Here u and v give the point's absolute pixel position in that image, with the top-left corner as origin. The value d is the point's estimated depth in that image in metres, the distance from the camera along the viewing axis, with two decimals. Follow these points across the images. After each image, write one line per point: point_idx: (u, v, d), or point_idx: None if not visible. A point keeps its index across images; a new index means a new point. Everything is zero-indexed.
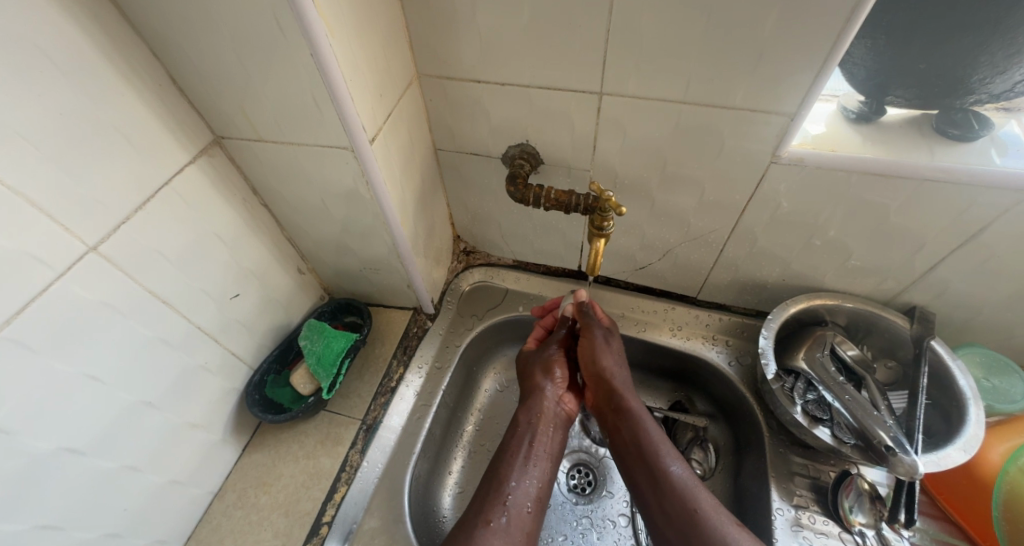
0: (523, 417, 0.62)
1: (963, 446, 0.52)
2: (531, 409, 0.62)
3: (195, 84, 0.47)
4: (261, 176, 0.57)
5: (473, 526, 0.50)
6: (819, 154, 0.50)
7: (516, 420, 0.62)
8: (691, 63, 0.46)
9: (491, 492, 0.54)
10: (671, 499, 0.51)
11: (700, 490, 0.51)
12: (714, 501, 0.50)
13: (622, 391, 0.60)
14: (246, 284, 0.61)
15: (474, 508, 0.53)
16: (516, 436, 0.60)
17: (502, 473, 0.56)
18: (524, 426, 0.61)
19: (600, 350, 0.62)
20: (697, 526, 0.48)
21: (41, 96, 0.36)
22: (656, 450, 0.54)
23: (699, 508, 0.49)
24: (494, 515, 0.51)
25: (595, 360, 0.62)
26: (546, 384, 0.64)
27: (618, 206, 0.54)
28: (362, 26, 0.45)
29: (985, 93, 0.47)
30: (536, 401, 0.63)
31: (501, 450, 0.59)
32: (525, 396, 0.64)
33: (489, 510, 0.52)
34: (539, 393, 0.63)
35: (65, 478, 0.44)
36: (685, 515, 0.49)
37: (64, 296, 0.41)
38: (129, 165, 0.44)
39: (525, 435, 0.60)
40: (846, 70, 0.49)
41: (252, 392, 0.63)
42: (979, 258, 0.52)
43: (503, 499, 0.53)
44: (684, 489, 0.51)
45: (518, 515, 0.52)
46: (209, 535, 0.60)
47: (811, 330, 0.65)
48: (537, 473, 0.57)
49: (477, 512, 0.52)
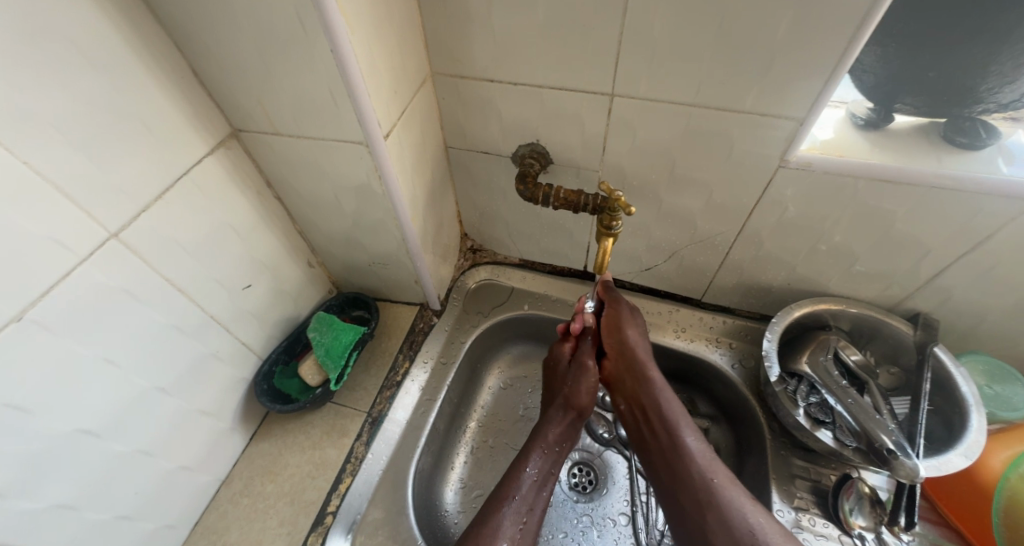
0: (552, 438, 0.60)
1: (964, 451, 0.52)
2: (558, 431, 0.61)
3: (216, 78, 0.48)
4: (275, 169, 0.58)
5: (490, 539, 0.49)
6: (827, 159, 0.50)
7: (544, 439, 0.60)
8: (702, 67, 0.47)
9: (507, 507, 0.53)
10: (683, 466, 0.53)
11: (712, 460, 0.53)
12: (727, 470, 0.52)
13: (644, 359, 0.61)
14: (258, 276, 0.62)
15: (488, 518, 0.52)
16: (540, 458, 0.58)
17: (518, 484, 0.55)
18: (550, 451, 0.59)
19: (626, 321, 0.63)
20: (706, 490, 0.50)
21: (68, 84, 0.37)
22: (672, 418, 0.56)
23: (711, 474, 0.51)
24: (509, 536, 0.51)
25: (620, 327, 0.63)
26: (579, 410, 0.62)
27: (627, 206, 0.54)
28: (380, 24, 0.46)
29: (993, 102, 0.47)
30: (566, 423, 0.62)
31: (520, 465, 0.57)
32: (558, 413, 0.62)
33: (506, 530, 0.51)
34: (569, 415, 0.62)
35: (80, 459, 0.45)
36: (698, 481, 0.51)
37: (85, 280, 0.42)
38: (151, 155, 0.45)
39: (550, 460, 0.59)
40: (855, 78, 0.49)
41: (261, 383, 0.64)
42: (984, 265, 0.53)
43: (517, 520, 0.52)
44: (694, 457, 0.53)
45: (530, 537, 0.52)
46: (216, 523, 0.61)
47: (815, 334, 0.65)
48: (546, 493, 0.56)
49: (495, 528, 0.51)
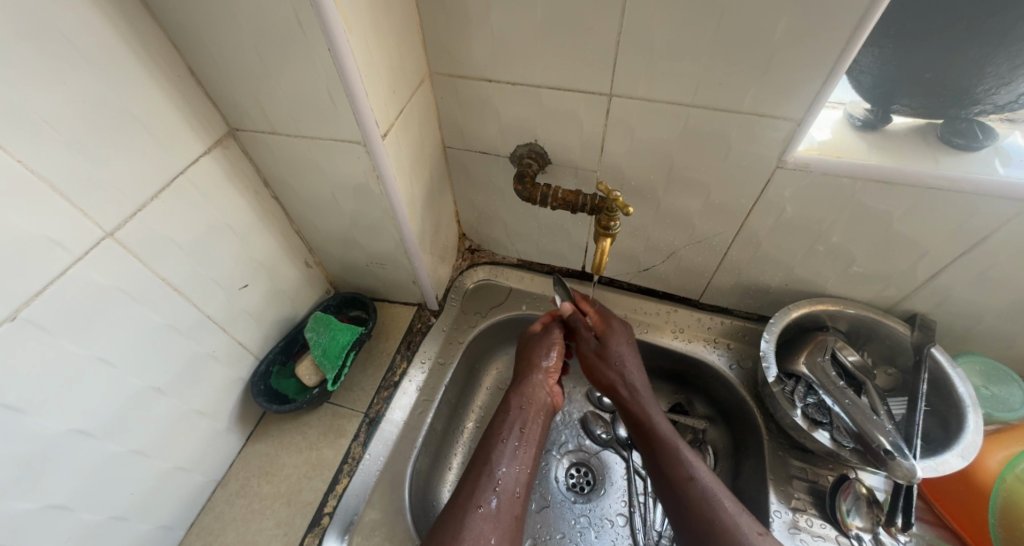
0: (516, 402, 0.61)
1: (961, 452, 0.53)
2: (525, 396, 0.61)
3: (213, 76, 0.48)
4: (273, 168, 0.58)
5: (466, 506, 0.50)
6: (825, 160, 0.50)
7: (509, 403, 0.61)
8: (701, 68, 0.47)
9: (482, 472, 0.53)
10: (685, 491, 0.52)
11: (719, 488, 0.52)
12: (734, 502, 0.51)
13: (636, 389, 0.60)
14: (255, 275, 0.61)
15: (464, 489, 0.52)
16: (508, 421, 0.58)
17: (493, 455, 0.55)
18: (517, 410, 0.60)
19: (597, 340, 0.63)
20: (713, 524, 0.49)
21: (63, 83, 0.37)
22: (669, 440, 0.56)
23: (716, 504, 0.50)
24: (485, 499, 0.51)
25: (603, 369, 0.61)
26: (542, 370, 0.63)
27: (625, 207, 0.54)
28: (378, 23, 0.46)
29: (989, 103, 0.47)
30: (535, 388, 0.62)
31: (493, 433, 0.58)
32: (522, 377, 0.63)
33: (482, 493, 0.51)
34: (534, 377, 0.62)
35: (75, 460, 0.45)
36: (701, 511, 0.50)
37: (81, 280, 0.42)
38: (148, 154, 0.45)
39: (519, 420, 0.59)
40: (853, 78, 0.49)
41: (258, 383, 0.64)
42: (982, 266, 0.53)
43: (494, 483, 0.52)
44: (698, 485, 0.52)
45: (509, 496, 0.52)
46: (212, 523, 0.60)
47: (813, 334, 0.65)
48: (523, 454, 0.56)
49: (470, 494, 0.51)
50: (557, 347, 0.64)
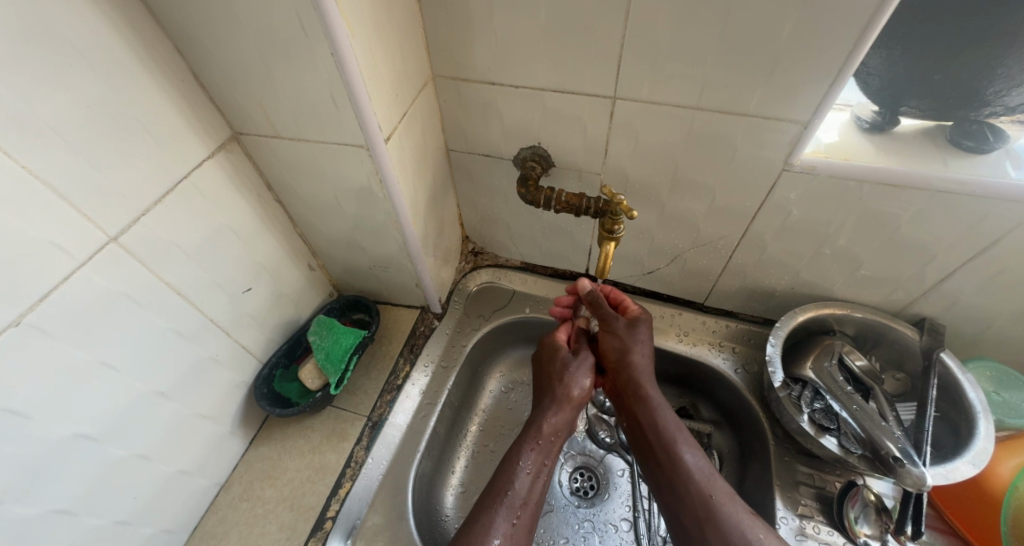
0: (547, 431, 0.56)
1: (972, 459, 0.52)
2: (553, 425, 0.57)
3: (217, 81, 0.48)
4: (276, 172, 0.58)
5: (481, 538, 0.47)
6: (831, 162, 0.50)
7: (538, 430, 0.56)
8: (706, 71, 0.47)
9: (499, 505, 0.50)
10: (684, 486, 0.50)
11: (712, 475, 0.50)
12: (728, 487, 0.50)
13: (643, 375, 0.58)
14: (258, 279, 0.61)
15: (480, 517, 0.49)
16: (531, 450, 0.55)
17: (510, 483, 0.52)
18: (545, 440, 0.56)
19: (623, 340, 0.60)
20: (707, 511, 0.48)
21: (67, 88, 0.37)
22: (671, 434, 0.53)
23: (710, 492, 0.49)
24: (500, 530, 0.48)
25: (625, 348, 0.60)
26: (576, 401, 0.58)
27: (630, 211, 0.54)
28: (381, 27, 0.46)
29: (1000, 105, 0.46)
30: (562, 414, 0.57)
31: (511, 460, 0.54)
32: (552, 403, 0.58)
33: (496, 525, 0.48)
34: (567, 406, 0.58)
35: (79, 464, 0.45)
36: (699, 500, 0.49)
37: (86, 285, 0.42)
38: (152, 158, 0.45)
39: (545, 450, 0.55)
40: (860, 81, 0.48)
41: (261, 386, 0.64)
42: (992, 270, 0.52)
43: (510, 516, 0.49)
44: (696, 475, 0.50)
45: (524, 532, 0.49)
46: (215, 527, 0.60)
47: (819, 339, 0.65)
48: (541, 488, 0.53)
49: (487, 523, 0.49)
50: (587, 371, 0.60)
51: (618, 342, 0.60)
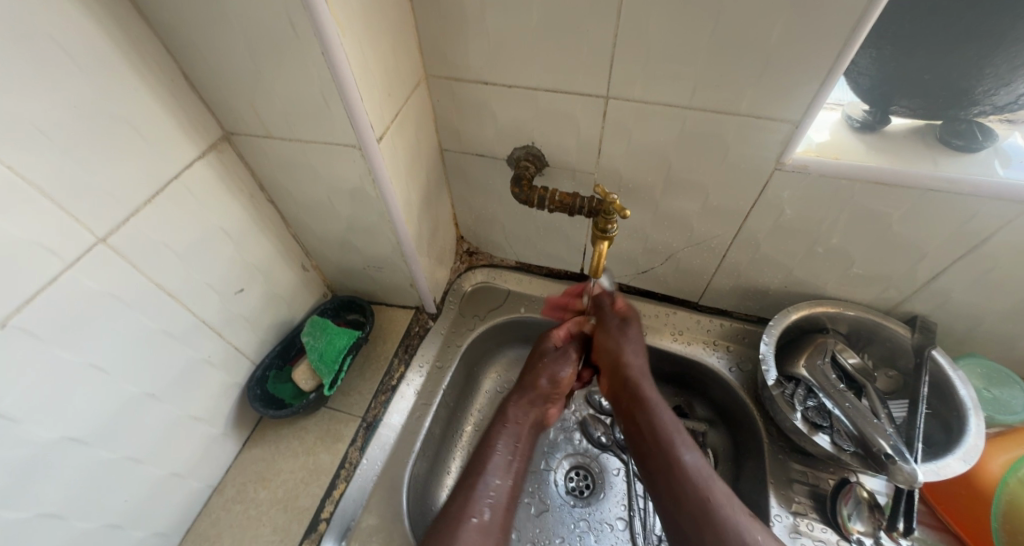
0: (513, 416, 0.60)
1: (963, 456, 0.52)
2: (522, 410, 0.60)
3: (207, 81, 0.48)
4: (268, 172, 0.58)
5: (458, 517, 0.49)
6: (823, 161, 0.50)
7: (506, 415, 0.60)
8: (697, 70, 0.47)
9: (475, 483, 0.52)
10: (681, 486, 0.49)
11: (711, 477, 0.50)
12: (728, 489, 0.49)
13: (638, 379, 0.58)
14: (251, 280, 0.61)
15: (456, 499, 0.51)
16: (504, 433, 0.58)
17: (485, 465, 0.54)
18: (513, 423, 0.59)
19: (618, 341, 0.62)
20: (706, 513, 0.47)
21: (54, 89, 0.37)
22: (667, 435, 0.53)
23: (709, 494, 0.48)
24: (478, 510, 0.50)
25: (615, 351, 0.61)
26: (543, 388, 0.62)
27: (623, 210, 0.54)
28: (373, 26, 0.46)
29: (989, 104, 0.47)
30: (529, 400, 0.61)
31: (484, 443, 0.57)
32: (523, 390, 0.62)
33: (474, 504, 0.50)
34: (536, 393, 0.61)
35: (68, 468, 0.44)
36: (697, 502, 0.48)
37: (73, 287, 0.41)
38: (142, 159, 0.45)
39: (515, 435, 0.58)
40: (851, 79, 0.49)
41: (254, 388, 0.63)
42: (982, 268, 0.53)
43: (486, 495, 0.51)
44: (694, 476, 0.50)
45: (502, 509, 0.51)
46: (208, 529, 0.60)
47: (812, 337, 0.65)
48: (516, 468, 0.55)
49: (462, 505, 0.50)
50: (569, 362, 0.64)
51: (612, 344, 0.62)
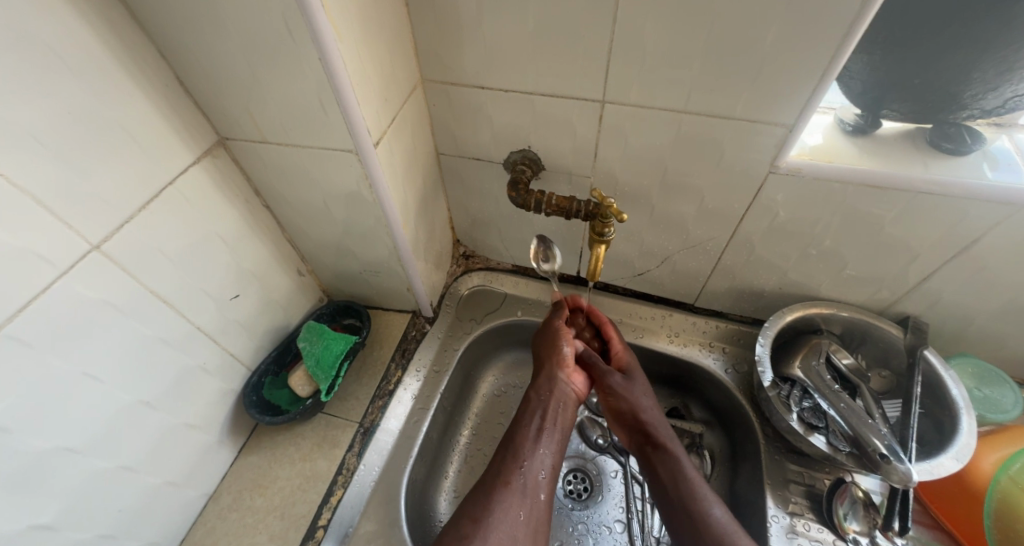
0: (534, 395, 0.60)
1: (955, 455, 0.53)
2: (547, 391, 0.60)
3: (202, 86, 0.47)
4: (263, 177, 0.57)
5: (493, 480, 0.52)
6: (818, 165, 0.50)
7: (530, 402, 0.59)
8: (692, 75, 0.47)
9: (507, 455, 0.54)
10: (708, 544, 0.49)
11: (738, 533, 0.49)
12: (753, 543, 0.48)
13: (654, 429, 0.58)
14: (247, 286, 0.61)
15: (491, 468, 0.53)
16: (532, 408, 0.58)
17: (516, 438, 0.55)
18: (541, 401, 0.59)
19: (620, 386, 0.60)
20: None
21: (46, 95, 0.36)
22: (692, 491, 0.52)
23: None
24: (512, 477, 0.52)
25: (620, 398, 0.60)
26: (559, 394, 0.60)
27: (619, 214, 0.55)
28: (370, 32, 0.46)
29: (977, 108, 0.48)
30: (556, 388, 0.60)
31: (516, 422, 0.58)
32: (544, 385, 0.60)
33: (510, 471, 0.52)
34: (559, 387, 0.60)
35: (60, 479, 0.43)
36: None
37: (66, 294, 0.41)
38: (137, 165, 0.44)
39: (547, 411, 0.58)
40: (843, 84, 0.50)
41: (250, 394, 0.63)
42: (972, 269, 0.53)
43: (521, 462, 0.53)
44: (720, 532, 0.49)
45: (535, 476, 0.53)
46: (203, 538, 0.59)
47: (807, 338, 0.65)
48: (552, 440, 0.56)
49: (496, 472, 0.52)
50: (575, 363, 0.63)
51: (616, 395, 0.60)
